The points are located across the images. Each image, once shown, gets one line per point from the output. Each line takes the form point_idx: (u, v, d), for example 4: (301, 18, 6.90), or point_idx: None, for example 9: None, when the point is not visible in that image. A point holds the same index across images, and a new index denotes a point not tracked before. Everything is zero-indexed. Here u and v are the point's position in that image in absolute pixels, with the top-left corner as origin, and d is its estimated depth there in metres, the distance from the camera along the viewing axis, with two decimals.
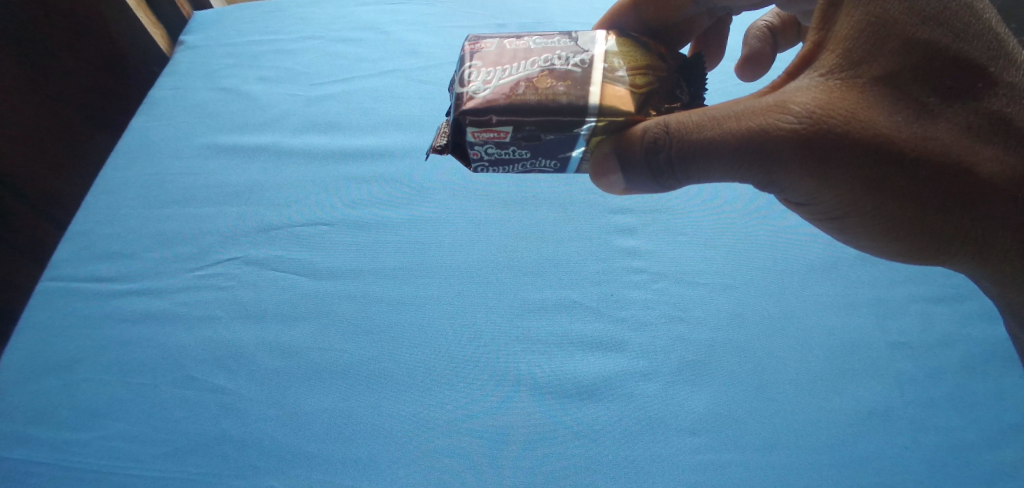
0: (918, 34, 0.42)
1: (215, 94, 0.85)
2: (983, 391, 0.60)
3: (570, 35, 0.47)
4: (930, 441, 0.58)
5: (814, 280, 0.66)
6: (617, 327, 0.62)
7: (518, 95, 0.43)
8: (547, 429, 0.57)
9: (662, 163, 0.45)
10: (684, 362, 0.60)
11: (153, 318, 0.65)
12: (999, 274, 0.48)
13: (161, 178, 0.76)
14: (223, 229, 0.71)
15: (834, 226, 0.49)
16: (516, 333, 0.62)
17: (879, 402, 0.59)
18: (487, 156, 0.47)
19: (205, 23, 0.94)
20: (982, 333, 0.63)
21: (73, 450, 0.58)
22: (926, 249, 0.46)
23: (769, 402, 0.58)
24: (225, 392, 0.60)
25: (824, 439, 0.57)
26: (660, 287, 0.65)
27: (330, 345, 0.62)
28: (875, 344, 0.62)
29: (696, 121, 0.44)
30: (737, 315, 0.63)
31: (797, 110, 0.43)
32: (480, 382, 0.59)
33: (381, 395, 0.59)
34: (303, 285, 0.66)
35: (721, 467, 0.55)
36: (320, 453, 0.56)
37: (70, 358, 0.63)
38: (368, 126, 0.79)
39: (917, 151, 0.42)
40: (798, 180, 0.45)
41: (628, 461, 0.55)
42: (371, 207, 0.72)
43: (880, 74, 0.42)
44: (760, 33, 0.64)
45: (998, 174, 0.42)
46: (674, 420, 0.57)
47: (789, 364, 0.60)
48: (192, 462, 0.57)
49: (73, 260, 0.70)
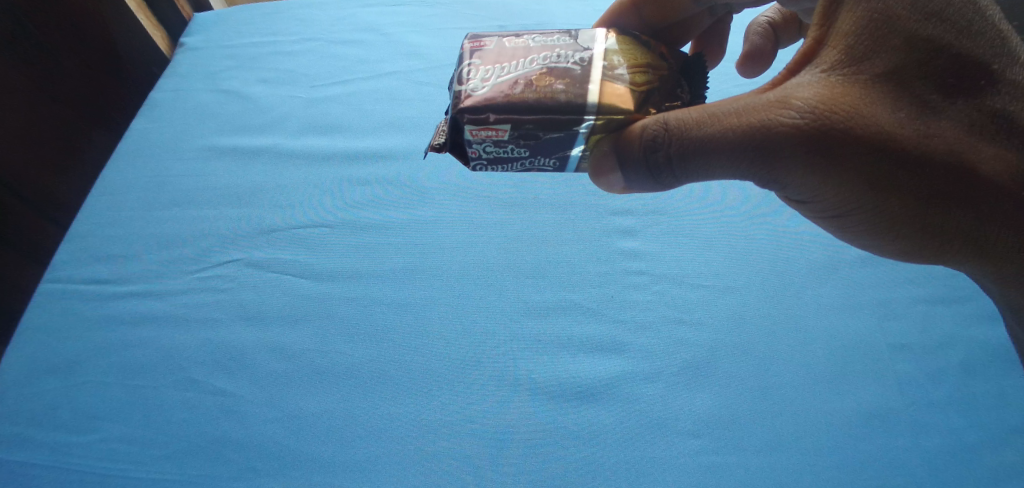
0: (921, 31, 0.42)
1: (215, 96, 0.85)
2: (985, 393, 0.60)
3: (569, 34, 0.47)
4: (933, 443, 0.57)
5: (815, 282, 0.65)
6: (617, 328, 0.62)
7: (516, 93, 0.42)
8: (547, 432, 0.56)
9: (662, 161, 0.45)
10: (685, 364, 0.60)
11: (153, 319, 0.65)
12: (1003, 272, 0.47)
13: (161, 180, 0.76)
14: (223, 230, 0.71)
15: (835, 225, 0.49)
16: (516, 336, 0.62)
17: (881, 404, 0.58)
18: (485, 155, 0.46)
19: (207, 25, 0.95)
20: (984, 334, 0.63)
21: (73, 453, 0.58)
22: (929, 249, 0.46)
23: (770, 404, 0.58)
24: (224, 394, 0.60)
25: (825, 441, 0.56)
26: (661, 289, 0.65)
27: (329, 347, 0.62)
28: (876, 345, 0.62)
29: (696, 118, 0.44)
30: (738, 316, 0.63)
31: (799, 106, 0.42)
32: (480, 384, 0.59)
33: (380, 397, 0.59)
34: (301, 286, 0.66)
35: (722, 469, 0.55)
36: (318, 455, 0.56)
37: (70, 360, 0.63)
38: (368, 127, 0.79)
39: (918, 148, 0.42)
40: (799, 178, 0.44)
41: (629, 462, 0.55)
42: (371, 208, 0.71)
43: (883, 70, 0.42)
44: (762, 30, 0.64)
45: (1001, 172, 0.42)
46: (674, 421, 0.57)
47: (790, 366, 0.60)
48: (190, 465, 0.57)
49: (73, 262, 0.70)
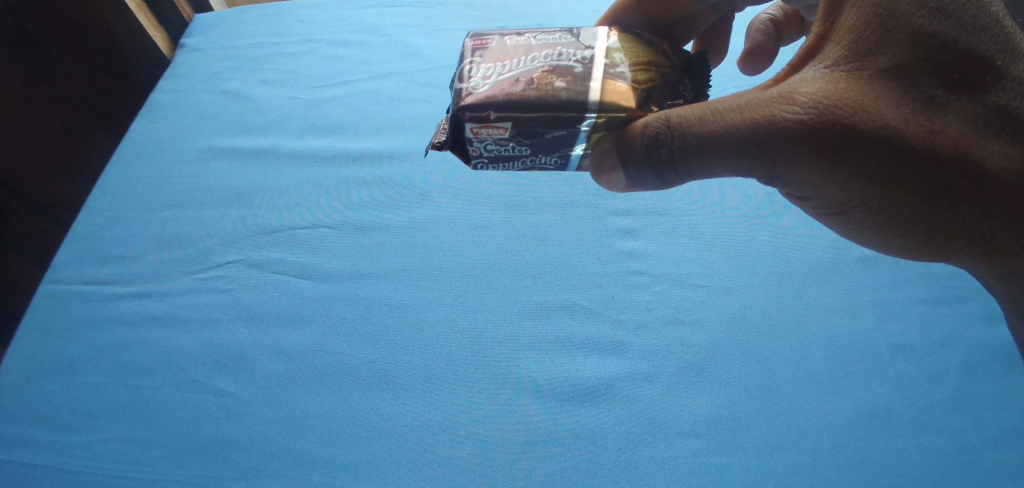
0: (925, 26, 0.42)
1: (215, 96, 0.85)
2: (984, 394, 0.59)
3: (571, 32, 0.47)
4: (934, 444, 0.56)
5: (816, 282, 0.65)
6: (617, 329, 0.62)
7: (518, 90, 0.42)
8: (546, 433, 0.56)
9: (664, 158, 0.44)
10: (685, 364, 0.59)
11: (153, 320, 0.65)
12: (1008, 270, 0.47)
13: (162, 179, 0.76)
14: (223, 231, 0.71)
15: (838, 221, 0.48)
16: (516, 336, 0.61)
17: (882, 404, 0.58)
18: (487, 152, 0.46)
19: (208, 27, 0.95)
20: (984, 335, 0.62)
21: (74, 453, 0.58)
22: (934, 245, 0.45)
23: (772, 404, 0.57)
24: (224, 395, 0.60)
25: (825, 441, 0.56)
26: (662, 289, 0.64)
27: (328, 348, 0.62)
28: (877, 345, 0.61)
29: (698, 115, 0.43)
30: (739, 316, 0.62)
31: (803, 101, 0.42)
32: (479, 384, 0.59)
33: (379, 399, 0.58)
34: (300, 288, 0.66)
35: (723, 469, 0.54)
36: (316, 455, 0.56)
37: (71, 359, 0.63)
38: (368, 127, 0.79)
39: (923, 144, 0.41)
40: (803, 174, 0.44)
41: (628, 462, 0.55)
42: (372, 208, 0.71)
43: (886, 66, 0.42)
44: (765, 26, 0.63)
45: (1005, 168, 0.42)
46: (675, 421, 0.56)
47: (791, 366, 0.59)
48: (191, 465, 0.57)
49: (75, 263, 0.70)
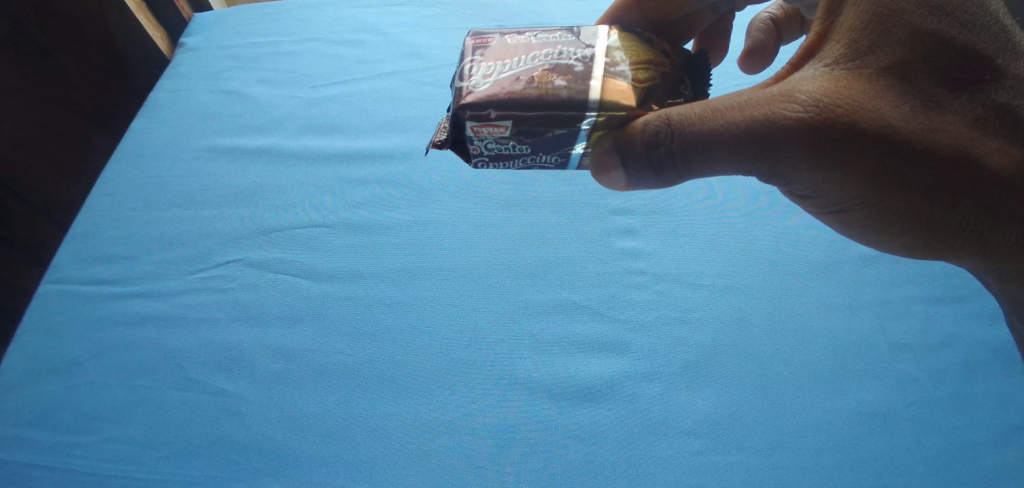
0: (925, 25, 0.42)
1: (215, 96, 0.85)
2: (984, 393, 0.59)
3: (571, 30, 0.47)
4: (933, 442, 0.56)
5: (816, 281, 0.65)
6: (617, 329, 0.62)
7: (518, 89, 0.42)
8: (547, 432, 0.56)
9: (665, 156, 0.44)
10: (685, 363, 0.59)
11: (153, 320, 0.65)
12: (1007, 268, 0.47)
13: (162, 179, 0.76)
14: (223, 231, 0.71)
15: (838, 219, 0.48)
16: (516, 336, 0.61)
17: (881, 403, 0.58)
18: (487, 151, 0.46)
19: (207, 26, 0.95)
20: (984, 334, 0.62)
21: (75, 453, 0.58)
22: (936, 243, 0.45)
23: (771, 403, 0.57)
24: (225, 396, 0.60)
25: (825, 440, 0.56)
26: (662, 288, 0.64)
27: (328, 347, 0.61)
28: (877, 344, 0.61)
29: (698, 113, 0.43)
30: (739, 315, 0.62)
31: (803, 99, 0.42)
32: (480, 384, 0.59)
33: (379, 398, 0.58)
34: (299, 288, 0.66)
35: (723, 468, 0.54)
36: (317, 454, 0.56)
37: (71, 360, 0.63)
38: (368, 127, 0.79)
39: (923, 142, 0.41)
40: (803, 172, 0.44)
41: (629, 461, 0.55)
42: (372, 208, 0.71)
43: (886, 64, 0.42)
44: (765, 25, 0.63)
45: (1005, 166, 0.42)
46: (675, 420, 0.56)
47: (790, 365, 0.59)
48: (192, 465, 0.57)
49: (74, 263, 0.70)
